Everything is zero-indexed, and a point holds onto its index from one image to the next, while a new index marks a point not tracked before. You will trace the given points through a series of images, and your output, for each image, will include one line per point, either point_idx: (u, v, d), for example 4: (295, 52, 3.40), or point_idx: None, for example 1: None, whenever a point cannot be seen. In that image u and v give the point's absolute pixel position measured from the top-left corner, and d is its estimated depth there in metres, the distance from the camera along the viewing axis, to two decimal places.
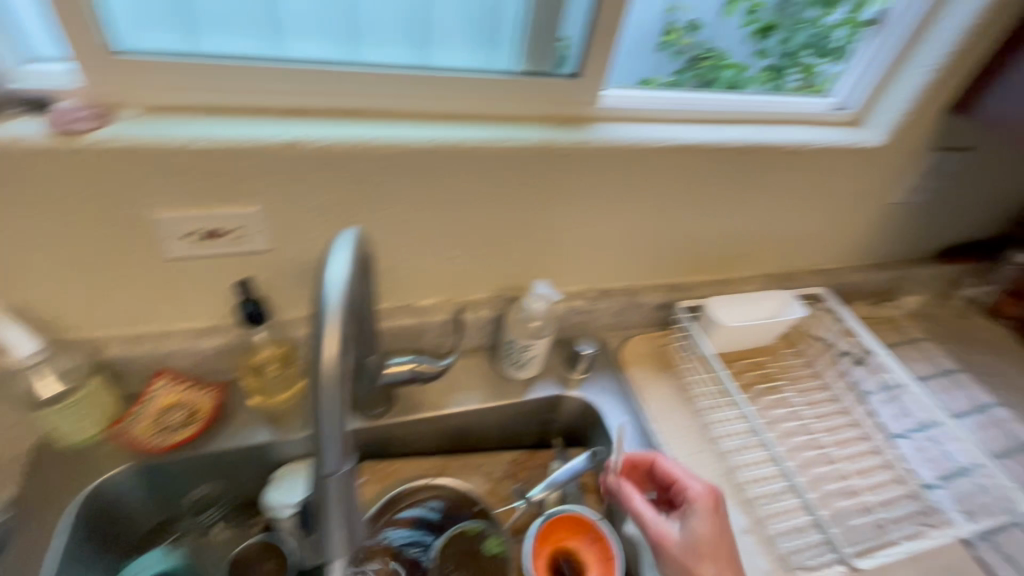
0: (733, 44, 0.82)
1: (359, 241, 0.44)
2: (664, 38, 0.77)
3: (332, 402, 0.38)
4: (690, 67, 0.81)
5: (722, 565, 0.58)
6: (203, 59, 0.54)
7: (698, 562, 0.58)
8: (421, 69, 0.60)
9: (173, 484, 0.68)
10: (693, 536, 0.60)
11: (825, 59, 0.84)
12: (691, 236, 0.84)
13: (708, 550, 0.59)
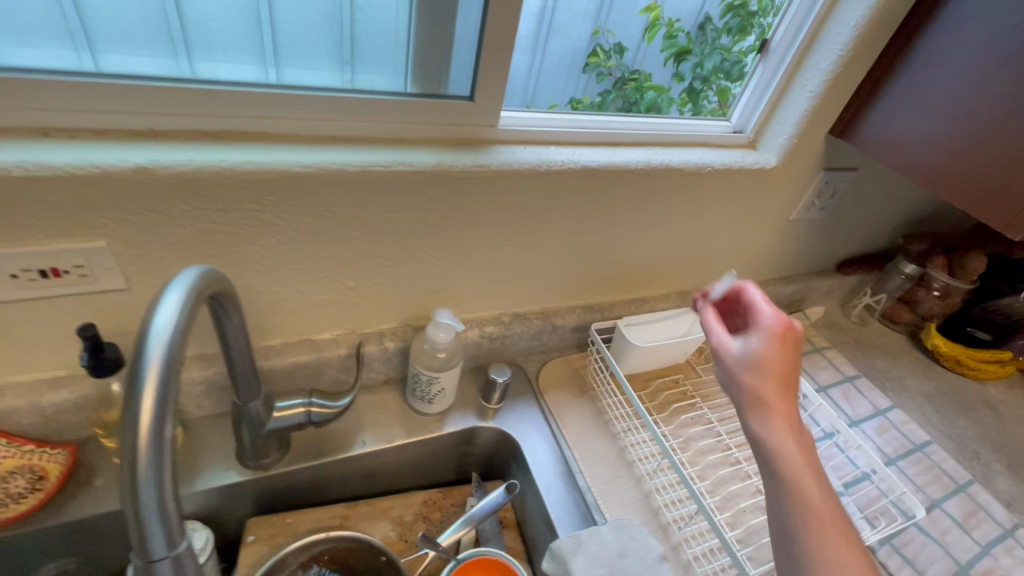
0: (655, 67, 0.87)
1: (197, 280, 0.39)
2: (590, 60, 0.81)
3: (152, 476, 0.32)
4: (618, 88, 0.85)
5: (779, 387, 0.52)
6: (97, 78, 0.49)
7: (758, 380, 0.52)
8: (346, 91, 0.59)
9: (12, 565, 0.58)
10: (755, 353, 0.54)
11: (736, 83, 0.86)
12: (601, 257, 0.84)
13: (773, 381, 0.52)
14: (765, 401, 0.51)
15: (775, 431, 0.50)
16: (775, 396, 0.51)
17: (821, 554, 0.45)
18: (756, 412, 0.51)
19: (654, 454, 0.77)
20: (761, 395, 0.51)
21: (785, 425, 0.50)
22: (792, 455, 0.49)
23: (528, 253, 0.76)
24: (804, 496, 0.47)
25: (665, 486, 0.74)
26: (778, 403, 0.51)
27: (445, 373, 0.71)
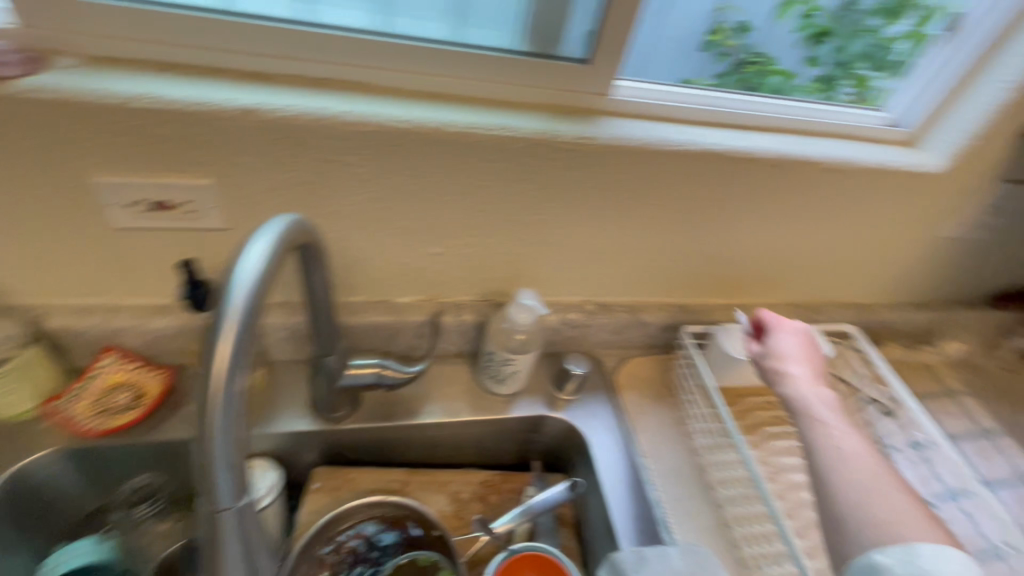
0: (783, 50, 0.79)
1: (287, 230, 0.37)
2: (710, 37, 0.75)
3: (223, 428, 0.31)
4: (735, 71, 0.76)
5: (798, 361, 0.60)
6: (222, 15, 0.48)
7: (778, 356, 0.61)
8: (452, 44, 0.54)
9: (112, 470, 0.63)
10: (777, 341, 0.63)
11: (881, 73, 0.76)
12: (706, 254, 0.75)
13: (792, 353, 0.61)
14: (782, 365, 0.60)
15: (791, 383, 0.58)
16: (792, 361, 0.60)
17: (833, 452, 0.50)
18: (776, 376, 0.60)
19: (740, 479, 0.68)
20: (780, 363, 0.60)
21: (800, 376, 0.58)
22: (806, 394, 0.56)
23: (624, 240, 0.70)
24: (818, 419, 0.53)
25: (750, 517, 0.66)
26: (796, 364, 0.60)
27: (521, 357, 0.67)
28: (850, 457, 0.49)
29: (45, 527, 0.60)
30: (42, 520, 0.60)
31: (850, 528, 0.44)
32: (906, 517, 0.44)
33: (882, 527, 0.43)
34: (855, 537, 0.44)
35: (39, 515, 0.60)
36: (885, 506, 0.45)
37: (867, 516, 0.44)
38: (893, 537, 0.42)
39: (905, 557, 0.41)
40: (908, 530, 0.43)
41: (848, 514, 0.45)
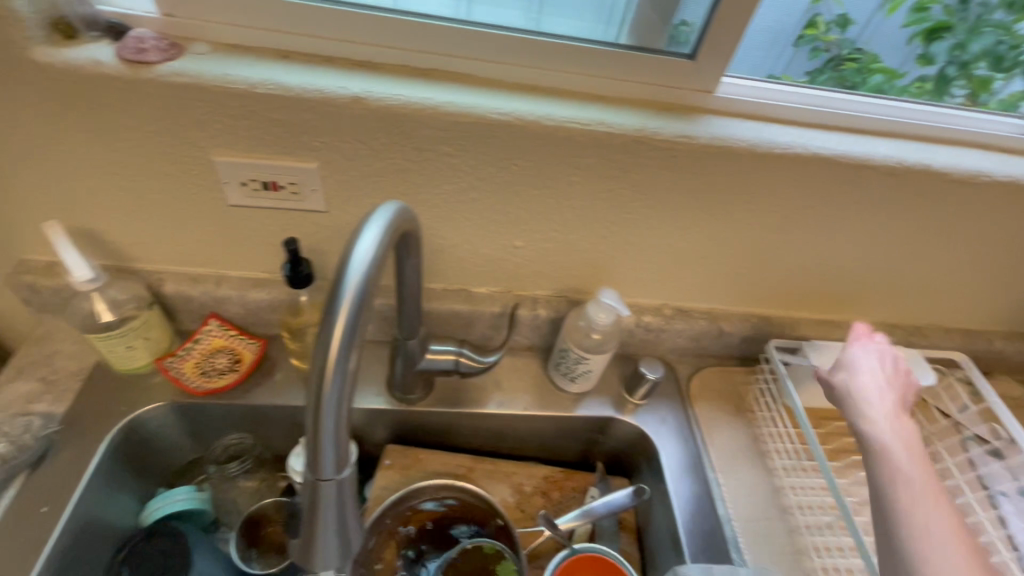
0: (888, 48, 0.71)
1: (394, 215, 0.38)
2: (805, 31, 0.67)
3: (333, 404, 0.33)
4: (831, 68, 0.68)
5: (877, 385, 0.54)
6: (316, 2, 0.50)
7: (852, 377, 0.55)
8: (528, 32, 0.54)
9: (209, 427, 0.68)
10: (853, 358, 0.57)
11: (999, 75, 0.71)
12: (800, 264, 0.70)
13: (874, 372, 0.55)
14: (860, 387, 0.54)
15: (868, 406, 0.52)
16: (873, 380, 0.54)
17: (903, 489, 0.46)
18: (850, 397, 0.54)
19: (825, 505, 0.65)
20: (857, 383, 0.55)
21: (880, 399, 0.53)
22: (883, 421, 0.51)
23: (713, 244, 0.67)
24: (888, 451, 0.49)
25: (835, 547, 0.62)
26: (878, 385, 0.54)
27: (596, 357, 0.66)
28: (925, 513, 0.44)
29: (151, 471, 0.66)
30: (150, 465, 0.66)
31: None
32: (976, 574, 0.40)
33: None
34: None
35: (148, 461, 0.66)
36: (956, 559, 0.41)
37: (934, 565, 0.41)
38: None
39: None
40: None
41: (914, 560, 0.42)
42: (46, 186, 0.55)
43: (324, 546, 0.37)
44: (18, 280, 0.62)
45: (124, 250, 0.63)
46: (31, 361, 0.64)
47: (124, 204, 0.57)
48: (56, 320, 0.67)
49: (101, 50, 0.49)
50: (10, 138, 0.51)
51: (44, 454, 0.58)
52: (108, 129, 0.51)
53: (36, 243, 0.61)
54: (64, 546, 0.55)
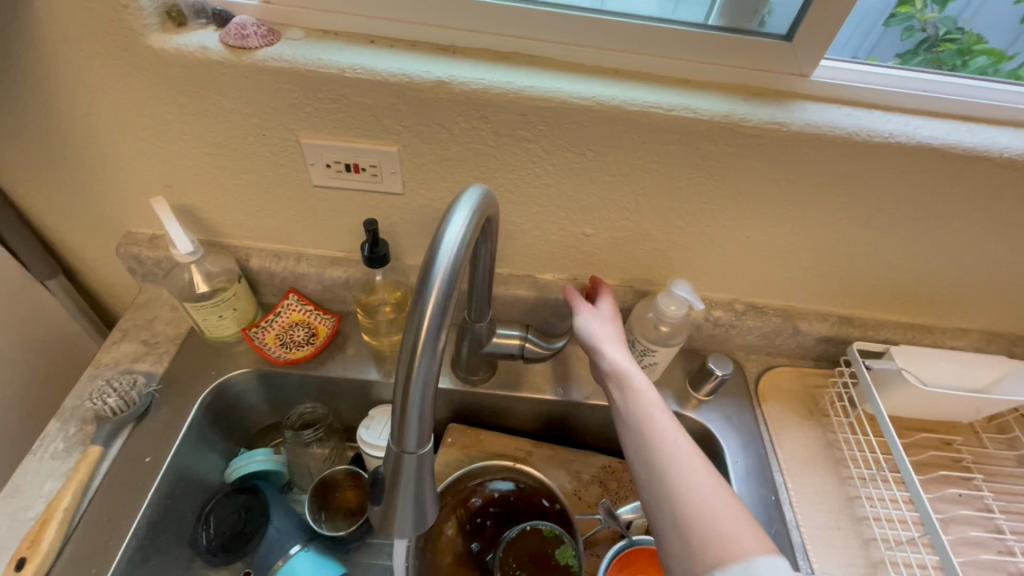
0: (995, 28, 0.64)
1: (481, 200, 0.39)
2: (899, 9, 0.62)
3: (422, 382, 0.34)
4: (928, 48, 0.62)
5: (618, 335, 0.60)
6: None
7: (601, 328, 0.60)
8: (595, 11, 0.52)
9: (287, 394, 0.72)
10: (599, 316, 0.62)
11: None
12: (891, 263, 0.66)
13: (614, 325, 0.61)
14: (599, 341, 0.58)
15: (609, 350, 0.58)
16: (608, 329, 0.60)
17: (697, 468, 0.47)
18: (594, 351, 0.58)
19: (904, 520, 0.63)
20: (594, 337, 0.59)
21: (617, 352, 0.57)
22: (632, 374, 0.55)
23: (794, 238, 0.64)
24: (626, 371, 0.55)
25: (914, 564, 0.59)
26: (617, 336, 0.60)
27: (663, 349, 0.65)
28: (706, 485, 0.46)
29: (236, 431, 0.72)
30: (234, 425, 0.71)
31: (687, 554, 0.43)
32: (745, 530, 0.43)
33: (722, 543, 0.42)
34: (693, 562, 0.42)
35: (231, 422, 0.71)
36: (728, 521, 0.43)
37: (710, 532, 0.43)
38: (734, 555, 0.41)
39: (739, 573, 0.40)
40: (742, 545, 0.42)
41: (691, 537, 0.43)
42: (154, 165, 0.60)
43: (401, 512, 0.39)
44: (127, 251, 0.68)
45: (217, 226, 0.67)
46: (134, 325, 0.70)
47: (219, 182, 0.61)
48: (156, 288, 0.73)
49: (207, 36, 0.52)
50: (126, 119, 0.56)
51: (146, 409, 0.63)
52: (210, 112, 0.54)
53: (143, 217, 0.67)
54: (164, 493, 0.60)
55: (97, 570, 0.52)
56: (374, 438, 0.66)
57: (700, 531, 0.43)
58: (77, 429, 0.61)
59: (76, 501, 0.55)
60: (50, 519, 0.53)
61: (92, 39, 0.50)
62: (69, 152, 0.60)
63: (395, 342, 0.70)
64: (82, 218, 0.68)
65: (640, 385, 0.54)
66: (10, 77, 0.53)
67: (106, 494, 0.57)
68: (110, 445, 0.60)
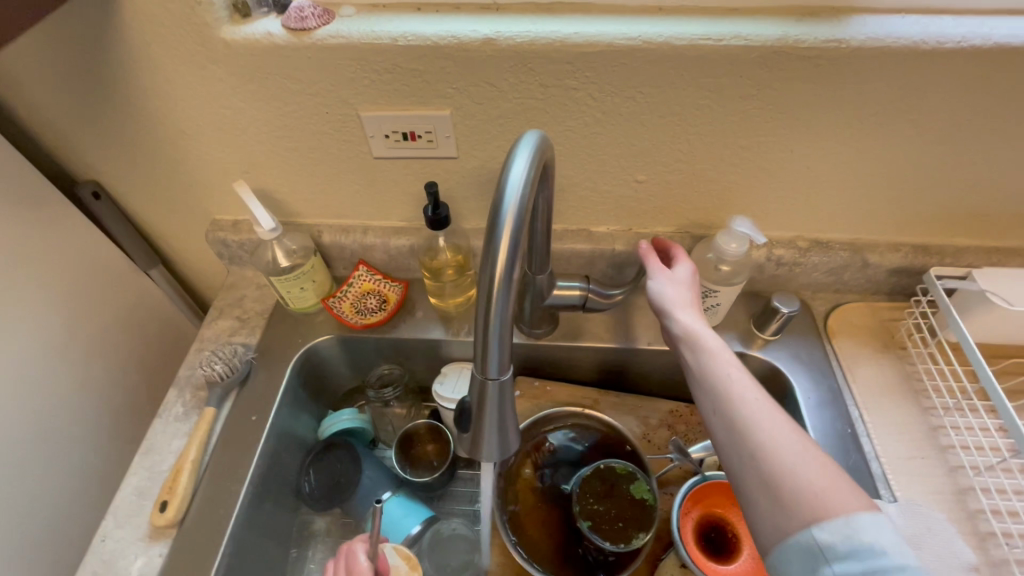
0: None
1: (539, 144, 0.40)
2: None
3: (498, 317, 0.37)
4: None
5: (689, 296, 0.56)
6: None
7: (672, 291, 0.57)
8: None
9: (367, 358, 0.78)
10: (670, 277, 0.58)
11: None
12: (971, 182, 0.62)
13: (690, 287, 0.58)
14: (670, 304, 0.56)
15: (680, 313, 0.55)
16: (681, 291, 0.57)
17: (785, 435, 0.44)
18: (665, 314, 0.56)
19: (995, 448, 0.60)
20: (666, 300, 0.56)
21: (690, 315, 0.54)
22: (706, 337, 0.52)
23: (860, 165, 0.61)
24: (700, 335, 0.52)
25: (1003, 491, 0.57)
26: (691, 298, 0.57)
27: (726, 289, 0.64)
28: (796, 452, 0.43)
29: (325, 394, 0.79)
30: (324, 389, 0.78)
31: (778, 511, 0.41)
32: (841, 486, 0.41)
33: (816, 500, 0.40)
34: (785, 518, 0.40)
35: (319, 385, 0.77)
36: (822, 477, 0.41)
37: (801, 489, 0.41)
38: (831, 509, 0.39)
39: (839, 527, 0.38)
40: (840, 502, 0.40)
41: (779, 495, 0.41)
42: (232, 152, 0.66)
43: (486, 436, 0.42)
44: (214, 237, 0.75)
45: (290, 207, 0.72)
46: (227, 304, 0.78)
47: (290, 164, 0.66)
48: (242, 270, 0.80)
49: (271, 23, 0.55)
50: (206, 112, 0.61)
51: (247, 374, 0.70)
52: (279, 95, 0.59)
53: (225, 204, 0.73)
54: (271, 446, 0.67)
55: (224, 509, 0.60)
56: (448, 391, 0.71)
57: (791, 488, 0.41)
58: (192, 395, 0.69)
59: (200, 453, 0.63)
60: (182, 468, 0.61)
61: (171, 39, 0.55)
62: (159, 148, 0.66)
63: (459, 302, 0.75)
64: (173, 210, 0.75)
65: (715, 348, 0.51)
66: (104, 85, 0.59)
67: (223, 447, 0.64)
68: (221, 407, 0.67)
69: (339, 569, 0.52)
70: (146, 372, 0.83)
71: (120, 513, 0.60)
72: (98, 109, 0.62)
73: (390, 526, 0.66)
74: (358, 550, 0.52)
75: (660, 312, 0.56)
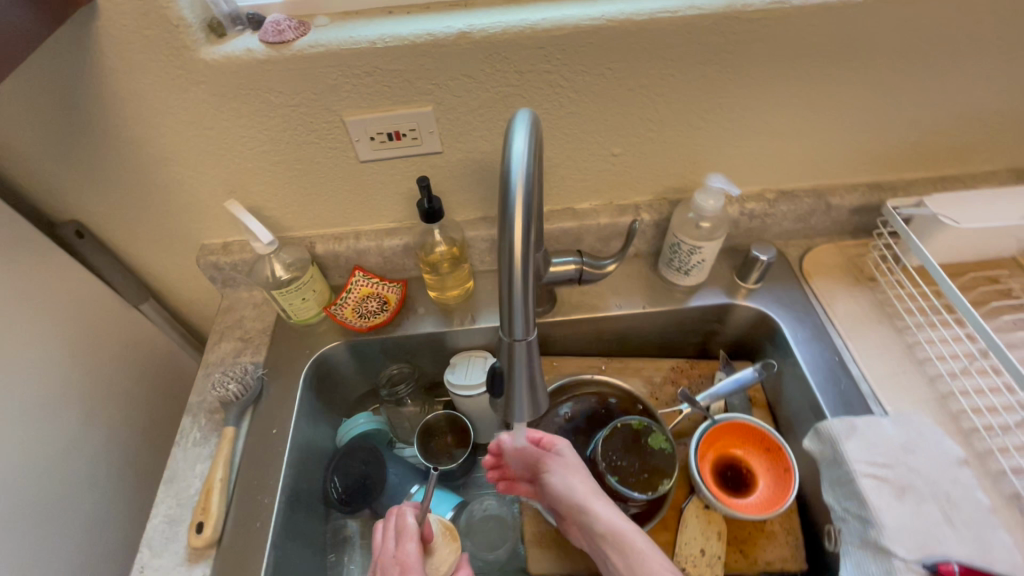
0: None
1: (531, 118, 0.42)
2: None
3: (521, 282, 0.40)
4: None
5: (584, 478, 0.60)
6: None
7: (573, 487, 0.59)
8: None
9: (376, 361, 0.80)
10: (565, 471, 0.61)
11: None
12: (911, 119, 0.68)
13: (578, 464, 0.62)
14: (581, 496, 0.58)
15: (588, 503, 0.57)
16: (580, 479, 0.60)
17: None
18: (577, 506, 0.57)
19: (965, 354, 0.66)
20: (574, 493, 0.58)
21: (600, 503, 0.57)
22: (615, 520, 0.55)
23: (813, 115, 0.67)
24: (613, 520, 0.55)
25: (979, 391, 0.64)
26: (585, 479, 0.61)
27: (708, 244, 0.69)
28: None
29: (339, 402, 0.80)
30: (337, 397, 0.80)
31: None
32: None
33: None
34: None
35: (332, 394, 0.79)
36: None
37: None
38: None
39: None
40: None
41: None
42: (218, 173, 0.66)
43: (518, 396, 0.45)
44: (206, 261, 0.75)
45: (281, 222, 0.73)
46: (226, 327, 0.78)
47: (278, 178, 0.68)
48: (236, 293, 0.81)
49: (248, 40, 0.57)
50: (188, 134, 0.62)
51: (260, 391, 0.70)
52: (262, 110, 0.60)
53: (214, 228, 0.74)
54: (295, 457, 0.68)
55: (261, 522, 0.61)
56: (459, 379, 0.73)
57: None
58: (207, 419, 0.69)
59: (227, 472, 0.63)
60: (212, 488, 0.61)
61: (150, 65, 0.55)
62: (143, 178, 0.66)
63: (455, 293, 0.77)
64: (161, 241, 0.75)
65: (625, 525, 0.55)
66: (82, 119, 0.59)
67: (247, 463, 0.65)
68: (240, 426, 0.68)
69: (388, 528, 0.58)
70: (147, 409, 0.82)
71: (155, 543, 0.60)
72: (77, 145, 0.62)
73: None
74: (408, 512, 0.59)
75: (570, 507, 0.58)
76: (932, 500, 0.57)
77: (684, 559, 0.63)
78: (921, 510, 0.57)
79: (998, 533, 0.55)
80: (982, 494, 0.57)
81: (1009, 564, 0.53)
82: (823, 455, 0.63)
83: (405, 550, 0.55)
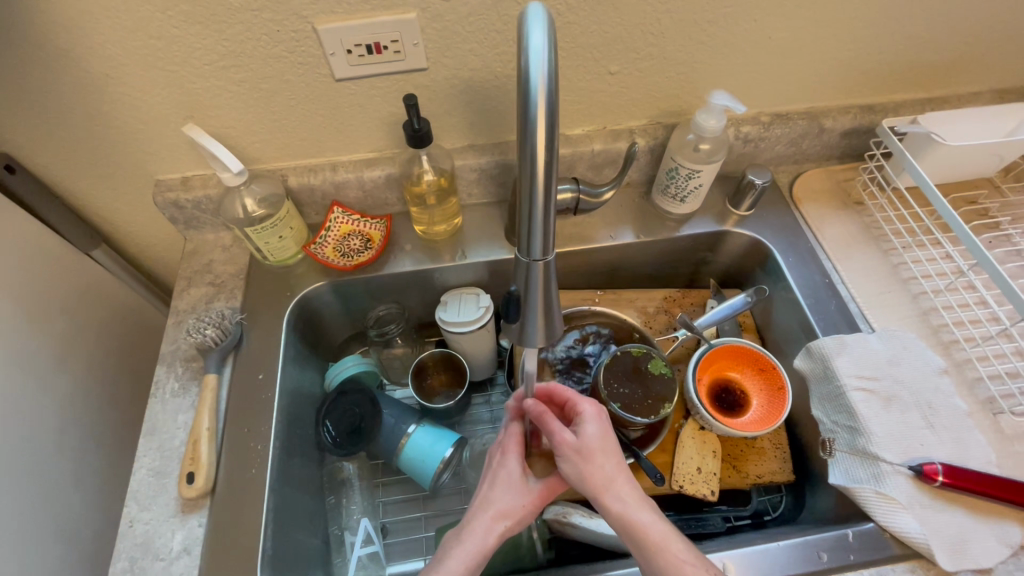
0: None
1: (546, 7, 0.37)
2: None
3: (542, 200, 0.38)
4: None
5: (606, 456, 0.51)
6: None
7: (583, 463, 0.50)
8: None
9: (361, 302, 0.76)
10: (583, 442, 0.51)
11: None
12: (911, 33, 0.67)
13: (599, 442, 0.52)
14: (591, 475, 0.50)
15: (601, 481, 0.50)
16: (600, 453, 0.51)
17: None
18: (585, 483, 0.50)
19: (943, 272, 0.69)
20: (581, 469, 0.50)
21: (616, 482, 0.50)
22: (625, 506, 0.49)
23: (816, 28, 0.64)
24: (621, 504, 0.49)
25: (958, 305, 0.67)
26: (610, 451, 0.52)
27: (707, 167, 0.67)
28: None
29: (325, 345, 0.77)
30: (322, 341, 0.76)
31: None
32: None
33: None
34: None
35: (316, 337, 0.75)
36: None
37: None
38: None
39: None
40: None
41: None
42: (170, 94, 0.58)
43: (532, 318, 0.45)
44: (164, 199, 0.67)
45: (246, 153, 0.66)
46: (193, 271, 0.71)
47: (241, 100, 0.60)
48: (201, 234, 0.74)
49: None
50: (132, 47, 0.53)
51: (239, 337, 0.66)
52: (218, 15, 0.52)
53: (170, 160, 0.66)
54: (285, 401, 0.64)
55: (256, 467, 0.58)
56: (449, 318, 0.70)
57: None
58: (184, 367, 0.64)
59: (213, 421, 0.60)
60: (200, 437, 0.58)
61: None
62: (80, 99, 0.57)
63: (443, 227, 0.73)
64: (106, 175, 0.67)
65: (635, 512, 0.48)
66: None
67: (235, 411, 0.61)
68: (222, 372, 0.64)
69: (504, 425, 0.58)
70: (114, 365, 0.76)
71: (142, 496, 0.56)
72: None
73: (422, 455, 0.67)
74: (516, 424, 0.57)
75: (578, 480, 0.50)
76: (915, 407, 0.60)
77: (683, 479, 0.64)
78: (905, 417, 0.60)
79: (974, 434, 0.58)
80: (959, 399, 0.61)
81: (982, 461, 0.57)
82: (813, 372, 0.65)
83: (510, 433, 0.57)
